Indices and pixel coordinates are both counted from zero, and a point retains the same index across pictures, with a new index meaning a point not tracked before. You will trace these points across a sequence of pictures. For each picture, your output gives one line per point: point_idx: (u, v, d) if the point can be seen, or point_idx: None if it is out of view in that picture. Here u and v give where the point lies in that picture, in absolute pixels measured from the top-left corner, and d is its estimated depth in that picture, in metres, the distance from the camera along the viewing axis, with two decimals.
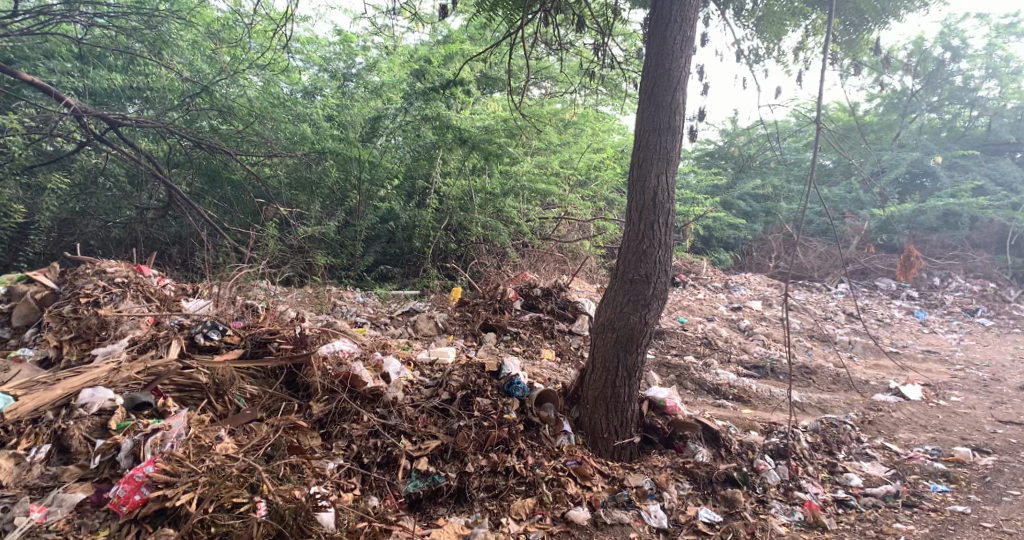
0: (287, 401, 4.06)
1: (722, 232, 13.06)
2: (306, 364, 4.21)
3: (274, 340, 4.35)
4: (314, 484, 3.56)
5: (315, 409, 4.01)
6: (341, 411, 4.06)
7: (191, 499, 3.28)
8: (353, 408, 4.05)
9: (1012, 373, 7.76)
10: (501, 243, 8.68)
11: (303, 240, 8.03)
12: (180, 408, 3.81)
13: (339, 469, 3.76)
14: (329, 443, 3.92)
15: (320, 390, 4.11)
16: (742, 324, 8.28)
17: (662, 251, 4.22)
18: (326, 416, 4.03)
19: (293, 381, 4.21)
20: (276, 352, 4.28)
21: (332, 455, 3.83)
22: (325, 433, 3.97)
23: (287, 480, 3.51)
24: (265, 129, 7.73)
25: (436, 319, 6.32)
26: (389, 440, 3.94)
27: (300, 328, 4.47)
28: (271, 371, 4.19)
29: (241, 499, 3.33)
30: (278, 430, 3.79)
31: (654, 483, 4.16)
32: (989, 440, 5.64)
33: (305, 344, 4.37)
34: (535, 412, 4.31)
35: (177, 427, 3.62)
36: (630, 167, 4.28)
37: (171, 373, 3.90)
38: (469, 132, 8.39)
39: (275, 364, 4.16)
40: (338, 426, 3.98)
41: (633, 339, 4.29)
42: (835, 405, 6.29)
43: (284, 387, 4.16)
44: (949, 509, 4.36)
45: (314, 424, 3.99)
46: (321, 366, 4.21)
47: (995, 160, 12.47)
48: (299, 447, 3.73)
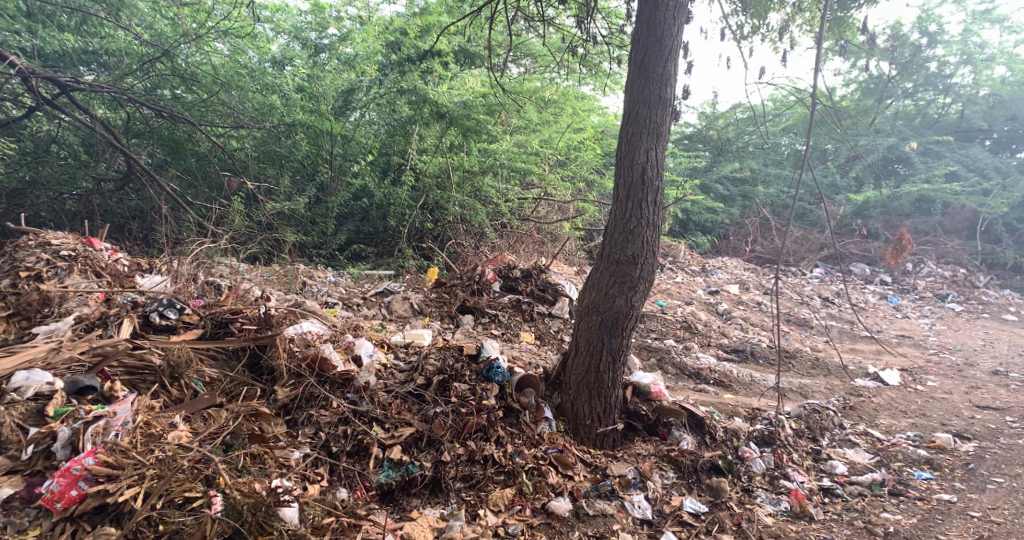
0: (250, 385, 3.80)
1: (700, 215, 12.96)
2: (270, 345, 3.94)
3: (237, 320, 4.08)
4: (277, 476, 3.34)
5: (281, 394, 3.77)
6: (310, 396, 3.82)
7: (136, 494, 3.04)
8: (321, 394, 3.81)
9: (986, 359, 7.77)
10: (479, 223, 8.47)
11: (272, 216, 7.72)
12: (130, 392, 3.53)
13: (306, 459, 3.54)
14: (295, 430, 3.69)
15: (287, 373, 3.86)
16: (721, 308, 8.18)
17: (650, 231, 4.02)
18: (293, 402, 3.79)
19: (257, 364, 3.94)
20: (239, 333, 4.02)
21: (298, 444, 3.60)
22: (292, 420, 3.74)
23: (247, 472, 3.28)
24: (233, 100, 7.35)
25: (412, 300, 6.09)
26: (360, 428, 3.71)
27: (265, 308, 4.20)
28: (233, 353, 3.93)
29: (194, 493, 3.08)
30: (238, 418, 3.53)
31: (638, 472, 4.01)
32: (968, 426, 5.59)
33: (270, 325, 4.11)
34: (515, 398, 4.11)
35: (123, 414, 3.33)
36: (619, 141, 4.07)
37: (119, 354, 3.61)
38: (447, 107, 8.17)
39: (238, 345, 3.90)
40: (305, 412, 3.75)
41: (619, 323, 4.11)
42: (817, 390, 6.19)
43: (247, 370, 3.89)
44: (935, 497, 4.27)
45: (279, 410, 3.75)
46: (287, 348, 3.96)
47: (969, 146, 12.49)
48: (261, 435, 3.49)
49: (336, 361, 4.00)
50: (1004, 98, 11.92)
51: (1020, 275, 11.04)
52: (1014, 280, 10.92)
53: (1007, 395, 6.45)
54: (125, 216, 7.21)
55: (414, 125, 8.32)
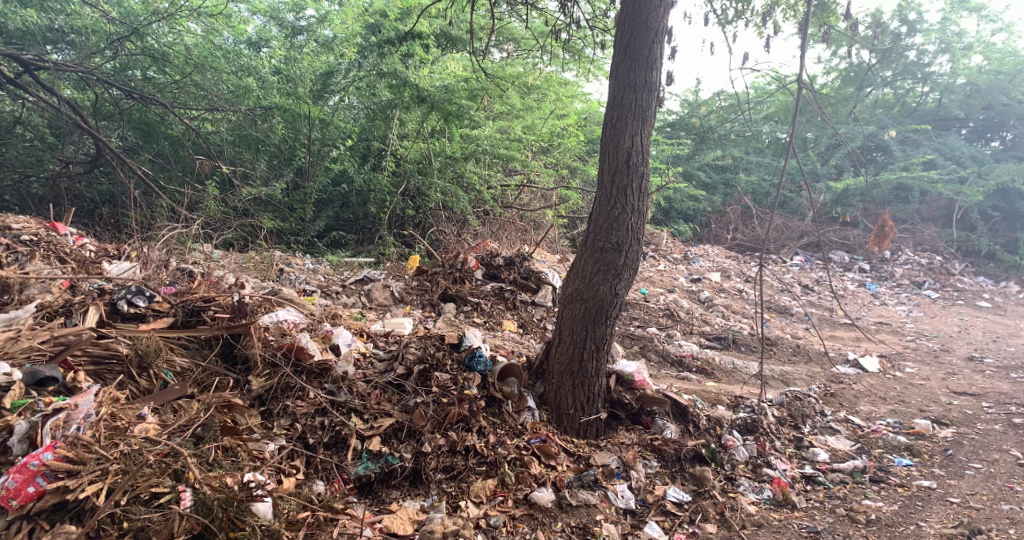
0: (222, 376, 3.70)
1: (682, 203, 12.96)
2: (244, 334, 3.84)
3: (210, 309, 3.96)
4: (250, 470, 3.21)
5: (255, 385, 3.67)
6: (285, 387, 3.72)
7: (99, 490, 2.91)
8: (298, 384, 3.71)
9: (962, 345, 7.85)
10: (462, 210, 8.37)
11: (248, 202, 7.56)
12: (96, 383, 3.40)
13: (281, 451, 3.44)
14: (270, 422, 3.59)
15: (262, 363, 3.76)
16: (703, 295, 8.17)
17: (634, 217, 3.96)
18: (269, 392, 3.69)
19: (230, 354, 3.83)
20: (212, 322, 3.90)
21: (273, 436, 3.50)
22: (267, 411, 3.64)
23: (218, 465, 3.17)
24: (207, 81, 7.19)
25: (392, 288, 5.99)
26: (338, 419, 3.63)
27: (239, 295, 4.09)
28: (205, 342, 3.81)
29: (162, 489, 2.98)
30: (210, 409, 3.41)
31: (621, 462, 3.97)
32: (946, 412, 5.63)
33: (244, 313, 4.00)
34: (497, 387, 4.04)
35: (85, 407, 3.17)
36: (604, 126, 4.00)
37: (84, 344, 3.47)
38: (429, 91, 8.06)
39: (211, 333, 3.78)
40: (281, 403, 3.65)
41: (603, 310, 4.05)
42: (798, 377, 6.21)
43: (219, 360, 3.79)
44: (915, 484, 4.28)
45: (253, 401, 3.65)
46: (262, 337, 3.86)
47: (947, 134, 12.58)
48: (234, 427, 3.38)
49: (313, 351, 3.90)
50: (980, 87, 11.99)
51: (994, 262, 11.17)
52: (989, 268, 11.05)
53: (982, 381, 6.51)
54: (96, 201, 7.04)
55: (394, 110, 8.17)
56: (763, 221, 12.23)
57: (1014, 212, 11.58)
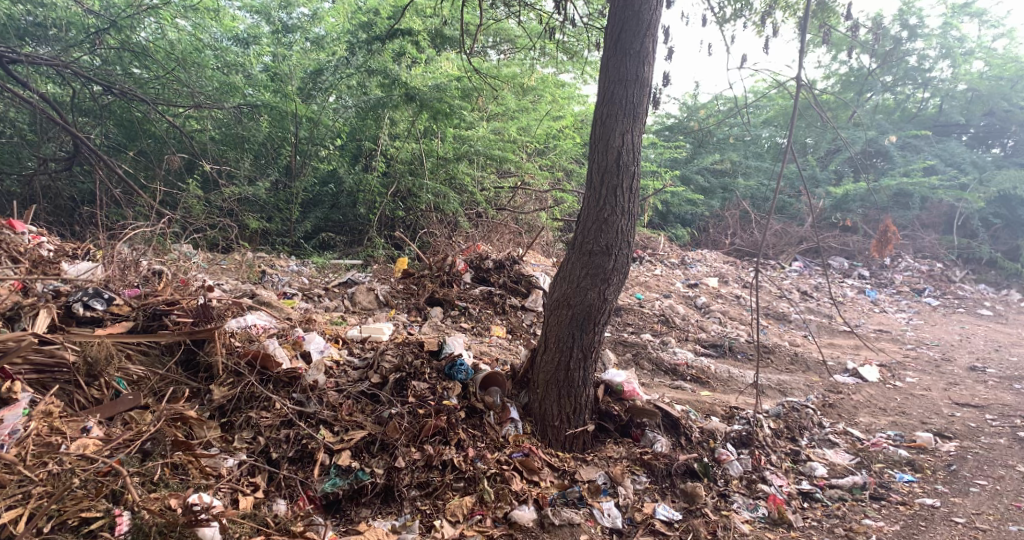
0: (181, 385, 3.51)
1: (680, 208, 12.76)
2: (209, 340, 3.64)
3: (172, 313, 3.77)
4: (196, 490, 3.07)
5: (217, 394, 3.48)
6: (250, 396, 3.53)
7: (19, 516, 2.72)
8: (263, 394, 3.52)
9: (963, 354, 7.65)
10: (453, 212, 8.10)
11: (232, 202, 7.37)
12: (35, 393, 3.20)
13: (240, 467, 3.27)
14: (231, 434, 3.40)
15: (226, 371, 3.57)
16: (699, 302, 7.98)
17: (625, 219, 3.77)
18: (231, 402, 3.50)
19: (192, 360, 3.64)
20: (174, 327, 3.70)
21: (233, 450, 3.32)
22: (229, 422, 3.45)
23: (163, 485, 3.03)
24: (191, 78, 7.01)
25: (377, 291, 5.80)
26: (306, 431, 3.43)
27: (205, 299, 3.89)
28: (165, 348, 3.62)
29: (93, 514, 2.82)
30: (161, 422, 3.23)
31: (609, 477, 3.77)
32: (948, 424, 5.43)
33: (209, 317, 3.81)
34: (479, 397, 3.84)
35: (12, 422, 3.01)
36: (593, 122, 3.81)
37: (26, 352, 3.23)
38: (419, 89, 7.87)
39: (172, 339, 3.58)
40: (245, 414, 3.46)
41: (591, 317, 3.85)
42: (795, 387, 6.00)
43: (180, 367, 3.59)
44: (918, 502, 4.08)
45: (214, 412, 3.46)
46: (227, 344, 3.66)
47: (947, 140, 12.40)
48: (186, 442, 3.20)
49: (282, 358, 3.71)
50: (982, 93, 11.84)
51: (995, 269, 10.99)
52: (989, 275, 10.86)
53: (985, 392, 6.31)
54: (75, 200, 6.85)
55: (384, 110, 7.97)
56: (761, 226, 12.03)
57: (1015, 219, 11.40)
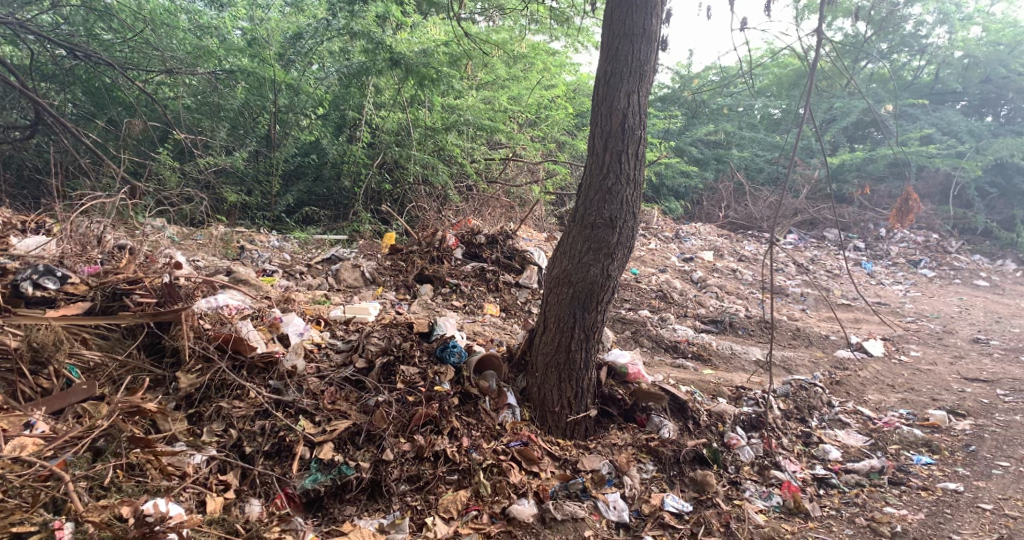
0: (143, 372, 3.20)
1: (674, 180, 12.42)
2: (175, 323, 3.31)
3: (134, 292, 3.43)
4: (153, 495, 2.77)
5: (183, 383, 3.17)
6: (222, 384, 3.22)
7: None
8: (236, 381, 3.21)
9: (964, 326, 7.43)
10: (442, 185, 7.72)
11: (209, 173, 6.98)
12: None
13: (209, 464, 2.97)
14: (199, 426, 3.10)
15: (194, 356, 3.26)
16: (696, 276, 7.70)
17: (630, 188, 3.45)
18: (200, 391, 3.20)
19: (157, 344, 3.32)
20: (136, 308, 3.37)
21: (201, 445, 3.02)
22: (197, 413, 3.14)
23: (115, 490, 2.75)
24: (161, 40, 6.60)
25: (363, 268, 5.47)
26: (283, 422, 3.13)
27: (172, 277, 3.55)
28: (126, 330, 3.30)
29: (28, 528, 2.51)
30: (115, 417, 2.94)
31: (614, 466, 3.51)
32: (960, 401, 5.19)
33: (175, 297, 3.47)
34: (474, 382, 3.55)
35: None
36: (596, 82, 3.47)
37: None
38: (404, 54, 7.32)
39: (133, 321, 3.26)
40: (215, 404, 3.15)
41: (593, 295, 3.55)
42: (800, 364, 5.74)
43: (143, 352, 3.28)
44: (940, 487, 3.85)
45: (181, 402, 3.16)
46: (196, 327, 3.33)
47: (944, 108, 12.06)
48: (145, 439, 2.90)
49: (256, 342, 3.39)
50: (979, 59, 11.45)
51: (991, 240, 10.79)
52: (986, 246, 10.66)
53: (993, 366, 6.08)
54: (39, 170, 6.43)
55: (368, 76, 7.53)
56: (758, 198, 11.74)
57: (1012, 188, 11.18)
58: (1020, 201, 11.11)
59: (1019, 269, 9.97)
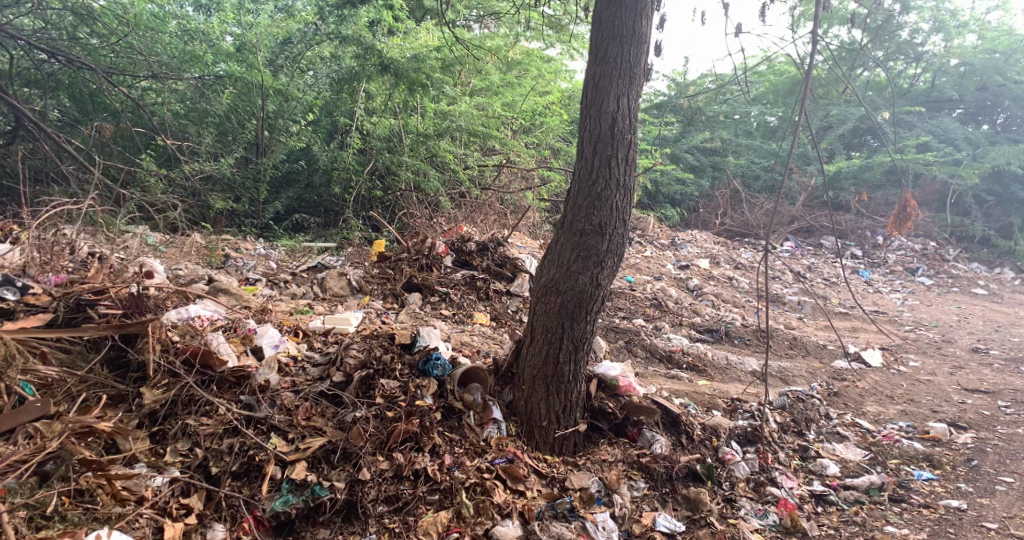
0: (106, 388, 3.07)
1: (670, 187, 12.32)
2: (141, 336, 3.18)
3: (100, 304, 3.30)
4: (102, 523, 2.65)
5: (147, 399, 3.04)
6: (189, 399, 3.09)
7: None
8: (205, 397, 3.07)
9: (963, 335, 7.31)
10: (434, 192, 7.59)
11: (195, 180, 6.84)
12: None
13: (171, 486, 2.84)
14: (163, 446, 2.97)
15: (160, 371, 3.12)
16: (692, 284, 7.58)
17: (619, 194, 3.33)
18: (165, 408, 3.06)
19: (121, 359, 3.19)
20: (101, 320, 3.23)
21: (164, 466, 2.89)
22: (161, 432, 3.01)
23: (62, 518, 2.63)
24: (145, 45, 6.49)
25: (350, 277, 5.34)
26: (254, 440, 3.00)
27: (141, 288, 3.42)
28: (90, 344, 3.17)
29: None
30: (66, 438, 2.81)
31: (603, 484, 3.36)
32: (961, 413, 5.06)
33: (143, 308, 3.34)
34: (458, 396, 3.42)
35: None
36: (584, 85, 3.36)
37: None
38: (395, 59, 7.22)
39: (97, 334, 3.12)
40: (181, 422, 3.02)
41: (582, 304, 3.42)
42: (798, 374, 5.61)
43: (106, 367, 3.15)
44: (942, 504, 3.72)
45: (145, 420, 3.03)
46: (163, 339, 3.20)
47: (940, 117, 11.88)
48: (95, 461, 2.80)
49: (228, 356, 3.26)
50: (976, 67, 11.36)
51: (988, 248, 10.70)
52: (983, 254, 10.57)
53: (993, 377, 5.96)
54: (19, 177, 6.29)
55: (359, 82, 7.44)
56: (754, 205, 11.64)
57: (1009, 196, 11.10)
58: (1017, 208, 11.02)
59: (1017, 278, 9.87)
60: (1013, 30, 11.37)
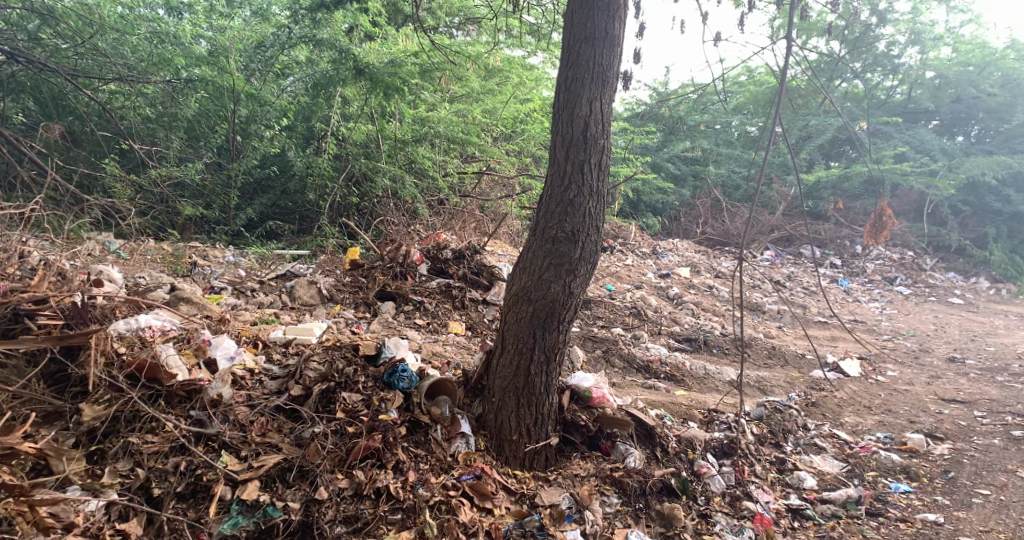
0: (42, 403, 2.92)
1: (650, 196, 12.29)
2: (83, 348, 3.03)
3: (41, 314, 3.14)
4: None
5: (87, 416, 2.90)
6: (133, 415, 2.95)
7: None
8: (151, 413, 2.94)
9: (940, 345, 7.31)
10: (411, 199, 7.46)
11: (164, 186, 6.68)
12: None
13: (104, 510, 2.71)
14: (101, 466, 2.83)
15: (102, 385, 2.99)
16: (672, 292, 7.51)
17: (592, 200, 3.25)
18: (106, 425, 2.92)
19: (60, 373, 3.04)
20: (40, 331, 3.08)
21: (101, 488, 2.76)
22: (100, 451, 2.87)
23: None
24: (111, 47, 6.35)
25: (320, 285, 5.20)
26: (203, 459, 2.88)
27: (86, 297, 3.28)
28: (28, 357, 3.01)
29: None
30: None
31: (574, 500, 3.26)
32: (938, 423, 5.02)
33: (87, 319, 3.21)
34: (424, 409, 3.30)
35: None
36: (556, 89, 3.27)
37: None
38: (369, 63, 7.02)
39: (34, 346, 2.96)
40: (122, 440, 2.88)
41: (554, 314, 3.32)
42: (776, 384, 5.54)
43: (43, 381, 3.00)
44: (919, 518, 3.66)
45: (83, 438, 2.88)
46: (108, 352, 3.06)
47: (916, 128, 11.98)
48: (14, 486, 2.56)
49: (178, 368, 3.12)
50: (950, 79, 11.43)
51: (963, 257, 10.78)
52: (958, 264, 10.65)
53: (970, 386, 5.94)
54: None
55: (334, 86, 7.22)
56: (734, 214, 11.65)
57: (984, 206, 11.21)
58: (992, 218, 11.13)
59: (991, 287, 9.96)
60: (985, 42, 11.44)
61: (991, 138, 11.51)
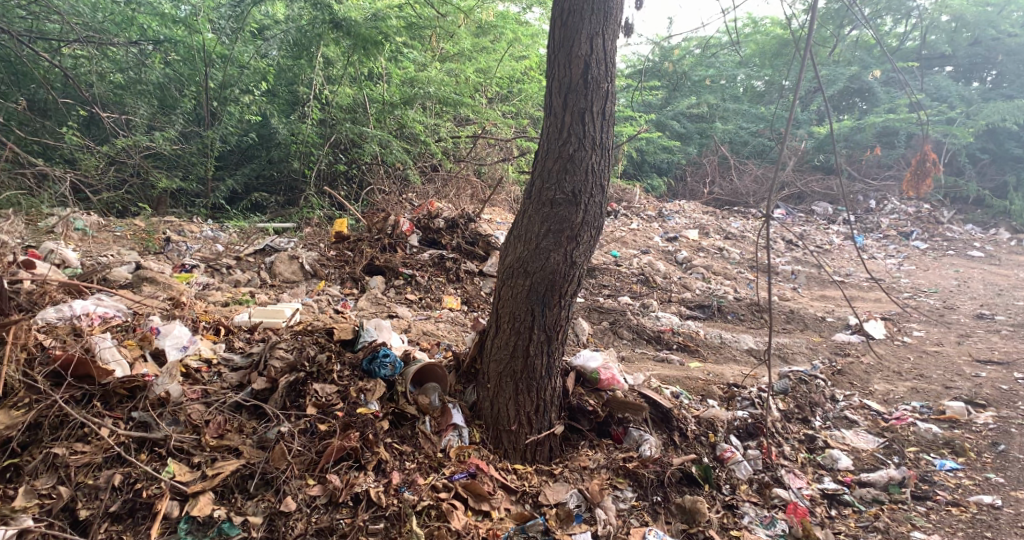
0: None
1: (655, 155, 11.74)
2: None
3: None
4: None
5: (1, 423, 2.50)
6: (60, 421, 2.57)
7: None
8: (82, 418, 2.55)
9: (965, 301, 6.83)
10: (402, 165, 6.96)
11: (136, 156, 6.15)
12: None
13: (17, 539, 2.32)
14: (17, 485, 2.44)
15: (21, 388, 2.58)
16: (680, 256, 7.04)
17: (595, 153, 2.78)
18: (23, 435, 2.52)
19: None
20: None
21: (14, 511, 2.37)
22: (15, 467, 2.47)
23: None
24: (68, 4, 5.81)
25: (302, 260, 4.77)
26: (145, 469, 2.50)
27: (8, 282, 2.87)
28: None
29: None
30: None
31: (584, 497, 2.88)
32: (976, 388, 4.57)
33: (7, 308, 2.81)
34: (410, 400, 2.92)
35: None
36: (552, 24, 2.79)
37: None
38: (349, 18, 6.53)
39: None
40: (46, 451, 2.50)
41: (553, 287, 2.88)
42: (798, 351, 5.10)
43: None
44: (973, 502, 3.26)
45: None
46: (29, 345, 2.67)
47: (935, 73, 11.33)
48: None
49: (115, 363, 2.74)
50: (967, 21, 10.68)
51: (983, 208, 10.26)
52: (978, 215, 10.13)
53: (1003, 345, 5.49)
54: None
55: (315, 45, 6.75)
56: (743, 172, 11.11)
57: (1003, 153, 10.59)
58: (1012, 166, 10.55)
59: (1013, 238, 9.44)
60: None
61: (1009, 82, 10.77)
